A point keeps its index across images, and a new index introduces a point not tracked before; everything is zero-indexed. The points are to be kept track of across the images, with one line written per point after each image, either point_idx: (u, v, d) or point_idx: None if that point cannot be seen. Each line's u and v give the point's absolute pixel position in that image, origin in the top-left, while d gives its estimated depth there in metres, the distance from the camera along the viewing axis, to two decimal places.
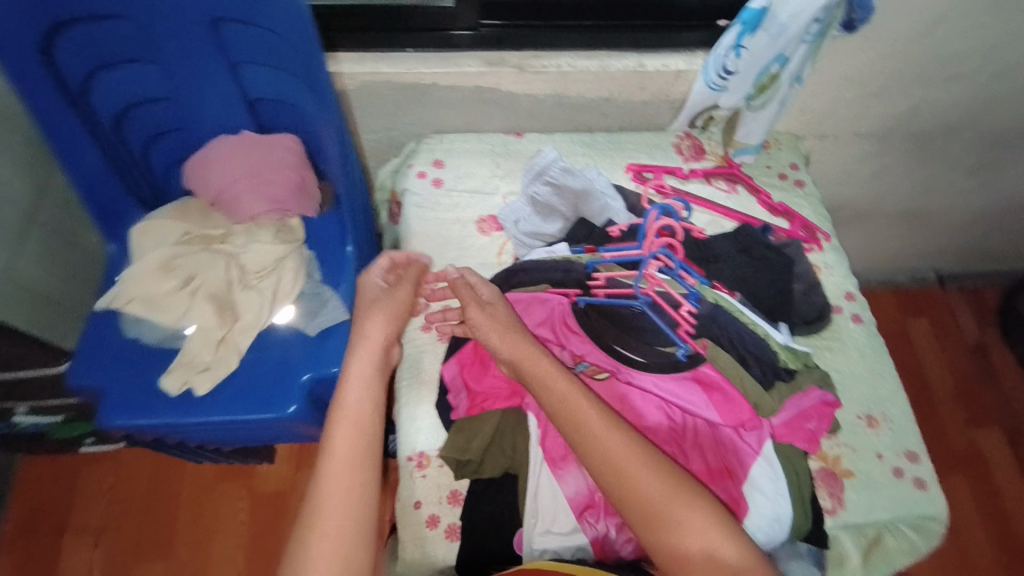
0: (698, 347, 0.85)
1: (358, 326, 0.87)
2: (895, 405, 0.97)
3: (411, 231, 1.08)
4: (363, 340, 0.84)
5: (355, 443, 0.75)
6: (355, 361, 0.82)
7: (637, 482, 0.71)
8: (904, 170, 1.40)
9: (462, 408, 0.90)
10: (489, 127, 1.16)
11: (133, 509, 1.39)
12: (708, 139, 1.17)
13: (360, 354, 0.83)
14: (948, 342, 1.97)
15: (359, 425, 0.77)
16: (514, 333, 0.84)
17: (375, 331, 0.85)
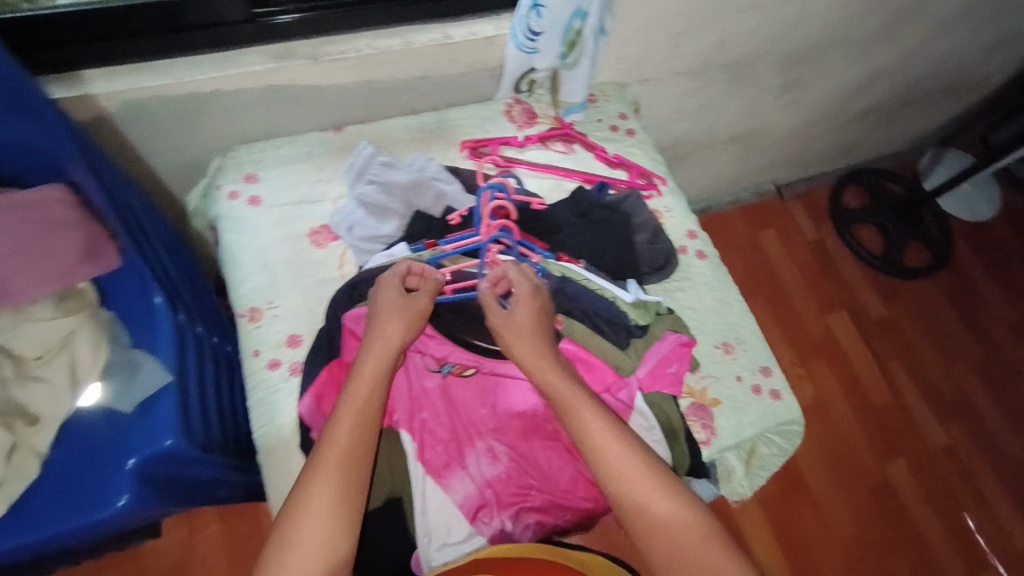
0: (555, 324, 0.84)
1: (373, 324, 0.80)
2: (745, 327, 1.04)
3: (236, 261, 0.96)
4: (379, 339, 0.79)
5: (351, 456, 0.72)
6: (367, 365, 0.78)
7: (609, 442, 0.74)
8: (724, 100, 1.49)
9: None
10: (302, 127, 1.05)
11: None
12: (537, 103, 1.14)
13: (372, 358, 0.78)
14: (793, 244, 2.19)
15: (356, 437, 0.73)
16: (540, 341, 0.79)
17: (397, 331, 0.79)
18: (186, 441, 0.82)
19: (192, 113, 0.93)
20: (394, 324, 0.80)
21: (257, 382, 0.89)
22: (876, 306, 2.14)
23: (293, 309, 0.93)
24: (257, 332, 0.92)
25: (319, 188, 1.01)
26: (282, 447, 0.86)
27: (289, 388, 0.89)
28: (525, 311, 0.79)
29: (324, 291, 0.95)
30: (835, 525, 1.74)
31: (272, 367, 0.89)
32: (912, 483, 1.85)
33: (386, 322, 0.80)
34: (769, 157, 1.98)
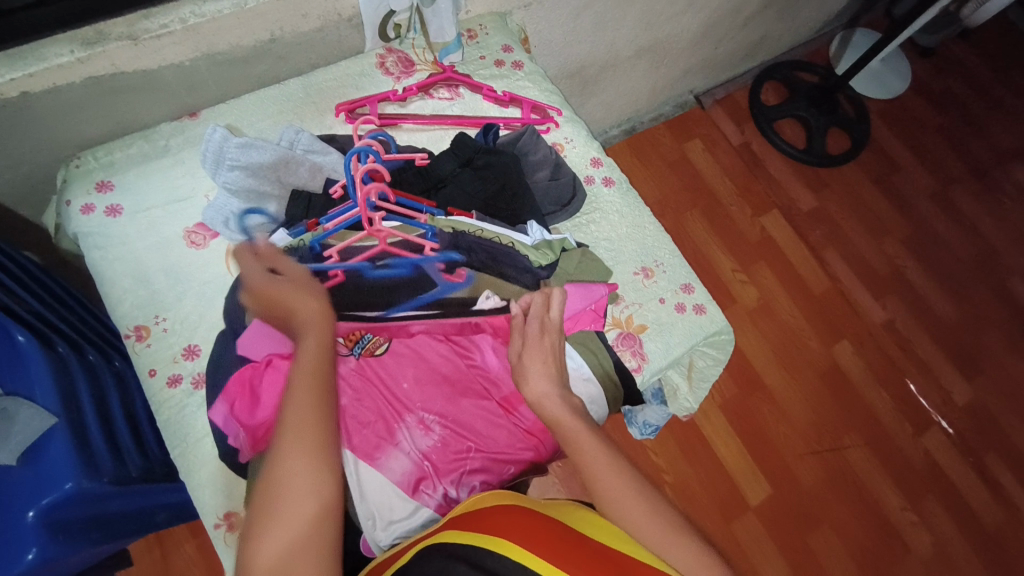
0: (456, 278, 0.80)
1: (283, 309, 0.70)
2: (661, 249, 1.02)
3: (105, 279, 0.86)
4: (299, 318, 0.69)
5: (319, 429, 0.62)
6: (303, 343, 0.67)
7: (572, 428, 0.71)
8: (616, 13, 1.43)
9: (246, 448, 0.75)
10: (150, 118, 0.94)
11: None
12: (412, 48, 1.07)
13: (306, 336, 0.68)
14: (720, 151, 2.18)
15: (317, 409, 0.63)
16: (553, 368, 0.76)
17: (311, 304, 0.70)
18: (92, 478, 0.74)
19: (7, 123, 0.81)
20: (310, 296, 0.70)
21: (160, 405, 0.81)
22: (806, 200, 2.18)
23: (182, 319, 0.85)
24: (146, 352, 0.83)
25: (182, 182, 0.91)
26: (201, 463, 0.80)
27: (196, 402, 0.82)
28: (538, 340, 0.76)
29: (215, 293, 0.87)
30: (791, 414, 1.83)
31: (173, 385, 0.82)
32: (857, 361, 1.95)
33: (299, 297, 0.70)
34: (679, 66, 1.94)
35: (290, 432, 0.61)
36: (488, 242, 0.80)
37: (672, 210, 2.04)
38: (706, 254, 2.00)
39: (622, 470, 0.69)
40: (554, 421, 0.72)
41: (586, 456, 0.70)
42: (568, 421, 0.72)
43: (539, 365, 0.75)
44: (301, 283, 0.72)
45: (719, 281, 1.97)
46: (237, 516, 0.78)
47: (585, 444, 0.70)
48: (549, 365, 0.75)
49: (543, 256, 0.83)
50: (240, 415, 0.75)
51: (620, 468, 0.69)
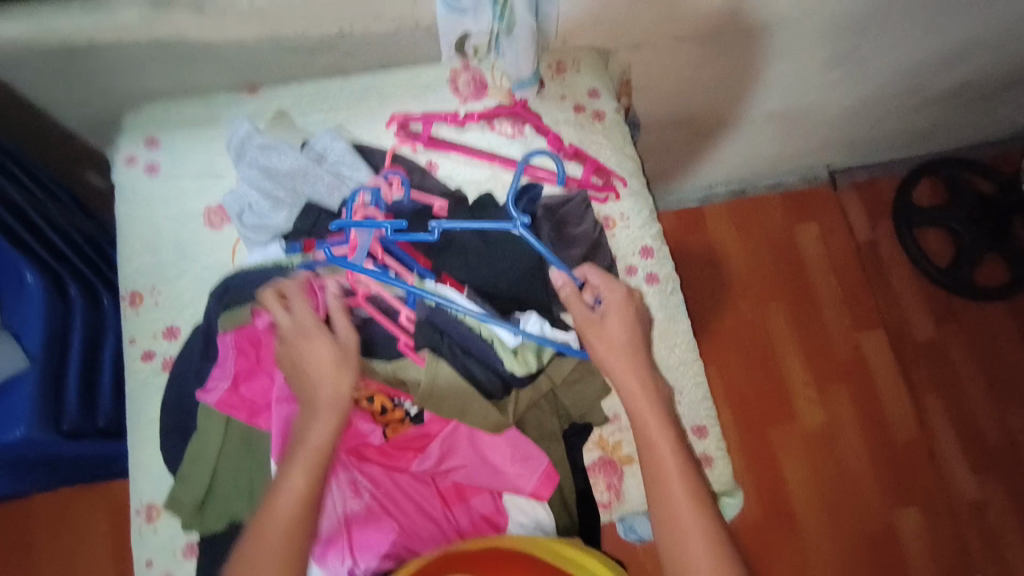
0: (417, 358, 0.71)
1: (316, 373, 0.68)
2: (686, 373, 0.87)
3: (122, 235, 0.88)
4: (325, 396, 0.67)
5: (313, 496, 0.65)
6: (318, 426, 0.67)
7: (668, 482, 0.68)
8: (750, 72, 1.23)
9: (217, 393, 0.74)
10: (212, 87, 0.94)
11: None
12: (491, 69, 0.96)
13: (324, 415, 0.67)
14: (837, 245, 1.88)
15: (312, 491, 0.65)
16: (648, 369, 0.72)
17: (338, 383, 0.68)
18: (42, 431, 0.80)
19: (75, 66, 0.84)
20: (338, 373, 0.68)
21: (129, 374, 0.83)
22: (924, 328, 1.84)
23: (174, 297, 0.85)
24: (134, 321, 0.84)
25: (218, 157, 0.91)
26: (144, 445, 0.81)
27: (159, 384, 0.82)
28: (620, 326, 0.73)
29: (212, 279, 0.86)
30: (812, 568, 1.60)
31: (144, 360, 0.83)
32: (918, 534, 1.64)
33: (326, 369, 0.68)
34: (819, 138, 1.67)
35: (287, 501, 0.64)
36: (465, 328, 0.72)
37: (755, 293, 1.81)
38: (777, 356, 1.76)
39: (709, 533, 0.66)
40: (655, 461, 0.69)
41: (673, 505, 0.67)
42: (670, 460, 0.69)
43: (619, 310, 0.73)
44: (343, 353, 0.69)
45: (782, 390, 1.74)
46: (156, 509, 0.79)
47: (677, 502, 0.68)
48: (634, 330, 0.73)
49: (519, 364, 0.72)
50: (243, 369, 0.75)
51: (706, 534, 0.66)
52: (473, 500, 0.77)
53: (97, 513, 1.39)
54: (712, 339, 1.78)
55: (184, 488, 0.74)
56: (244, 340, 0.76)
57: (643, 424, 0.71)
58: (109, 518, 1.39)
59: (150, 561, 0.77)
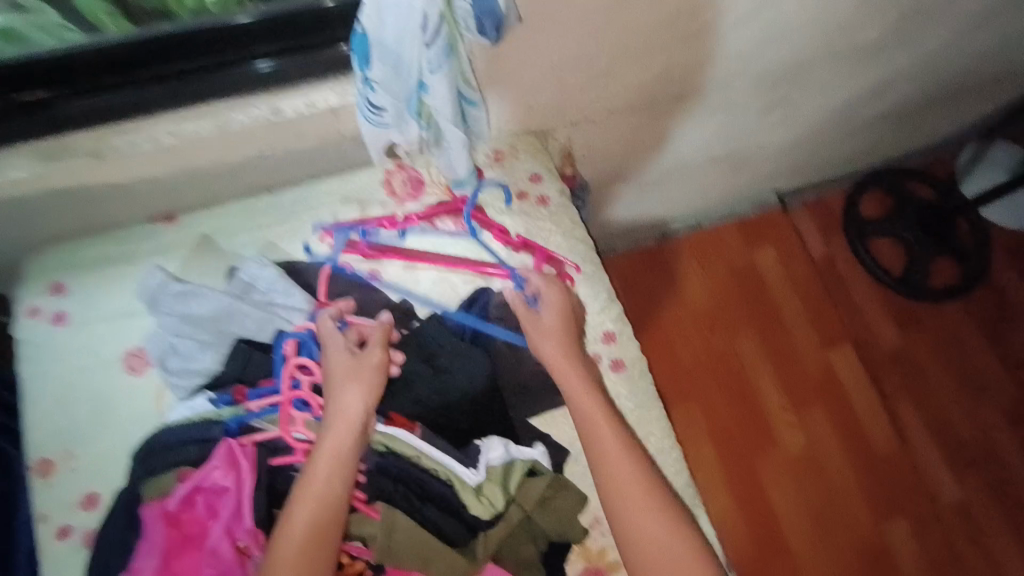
0: (370, 511, 0.66)
1: (331, 385, 0.67)
2: (664, 463, 0.83)
3: (29, 394, 0.81)
4: (335, 408, 0.66)
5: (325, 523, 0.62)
6: (325, 445, 0.65)
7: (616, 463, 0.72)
8: (688, 128, 1.23)
9: None
10: (130, 216, 0.90)
11: None
12: (426, 167, 0.95)
13: (335, 431, 0.65)
14: (794, 264, 1.91)
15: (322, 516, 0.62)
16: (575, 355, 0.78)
17: (355, 406, 0.67)
18: None
19: None
20: (362, 393, 0.67)
21: (43, 556, 0.75)
22: (890, 338, 1.87)
23: (92, 459, 0.78)
24: (47, 494, 0.77)
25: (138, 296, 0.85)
26: None
27: (83, 558, 0.74)
28: (555, 316, 0.80)
29: (137, 432, 0.79)
30: None
31: (60, 538, 0.75)
32: (914, 549, 1.63)
33: (346, 387, 0.67)
34: (763, 169, 1.70)
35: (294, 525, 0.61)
36: (422, 472, 0.67)
37: (722, 323, 1.82)
38: (753, 383, 1.76)
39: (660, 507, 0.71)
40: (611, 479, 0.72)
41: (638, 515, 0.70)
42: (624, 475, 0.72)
43: (554, 325, 0.79)
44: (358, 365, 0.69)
45: (762, 419, 1.73)
46: None
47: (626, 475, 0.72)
48: (565, 319, 0.80)
49: (482, 506, 0.67)
50: (170, 549, 0.66)
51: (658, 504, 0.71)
52: None
53: None
54: (688, 374, 1.76)
55: None
56: (173, 514, 0.68)
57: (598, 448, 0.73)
58: None
59: None
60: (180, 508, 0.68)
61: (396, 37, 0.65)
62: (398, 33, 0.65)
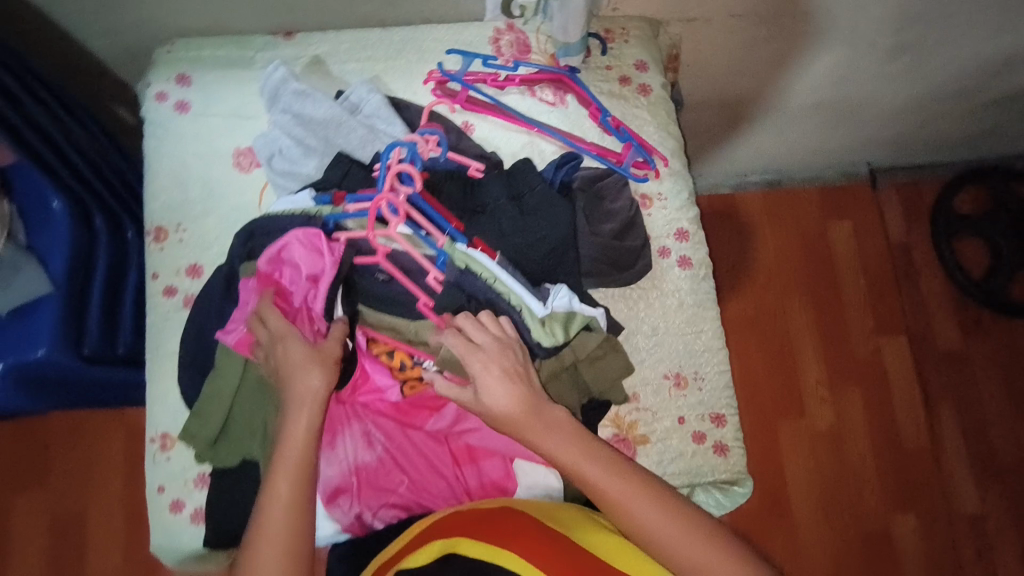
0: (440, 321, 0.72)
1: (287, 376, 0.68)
2: (709, 360, 0.86)
3: (148, 170, 0.88)
4: (296, 392, 0.67)
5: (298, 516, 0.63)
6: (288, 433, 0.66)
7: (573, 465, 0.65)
8: (804, 55, 1.16)
9: (234, 337, 0.74)
10: (249, 28, 0.93)
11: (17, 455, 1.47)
12: (535, 32, 0.94)
13: (297, 414, 0.66)
14: (868, 244, 1.83)
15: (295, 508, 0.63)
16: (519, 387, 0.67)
17: (312, 383, 0.67)
18: (64, 352, 0.81)
19: None
20: (303, 410, 0.66)
21: (151, 308, 0.84)
22: (949, 338, 1.81)
23: (201, 237, 0.85)
24: (160, 256, 0.85)
25: (251, 98, 0.89)
26: (161, 379, 0.82)
27: (179, 320, 0.83)
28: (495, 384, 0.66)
29: (237, 221, 0.86)
30: (807, 559, 1.61)
31: (167, 295, 0.84)
32: (915, 540, 1.64)
33: (292, 403, 0.67)
34: (864, 133, 1.60)
35: (269, 518, 0.62)
36: (495, 295, 0.71)
37: (778, 286, 1.78)
38: (795, 351, 1.74)
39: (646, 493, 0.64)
40: (638, 530, 0.63)
41: (680, 556, 0.61)
42: (643, 508, 0.63)
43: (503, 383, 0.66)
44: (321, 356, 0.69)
45: (795, 388, 1.72)
46: (170, 440, 0.80)
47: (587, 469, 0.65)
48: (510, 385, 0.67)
49: (541, 335, 0.71)
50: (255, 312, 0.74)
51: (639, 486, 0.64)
52: (485, 462, 0.78)
53: (114, 433, 1.49)
54: (731, 329, 1.75)
55: (200, 423, 0.75)
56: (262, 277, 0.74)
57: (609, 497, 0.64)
58: (124, 443, 1.47)
59: (162, 487, 0.79)
60: (269, 269, 0.74)
61: None
62: None
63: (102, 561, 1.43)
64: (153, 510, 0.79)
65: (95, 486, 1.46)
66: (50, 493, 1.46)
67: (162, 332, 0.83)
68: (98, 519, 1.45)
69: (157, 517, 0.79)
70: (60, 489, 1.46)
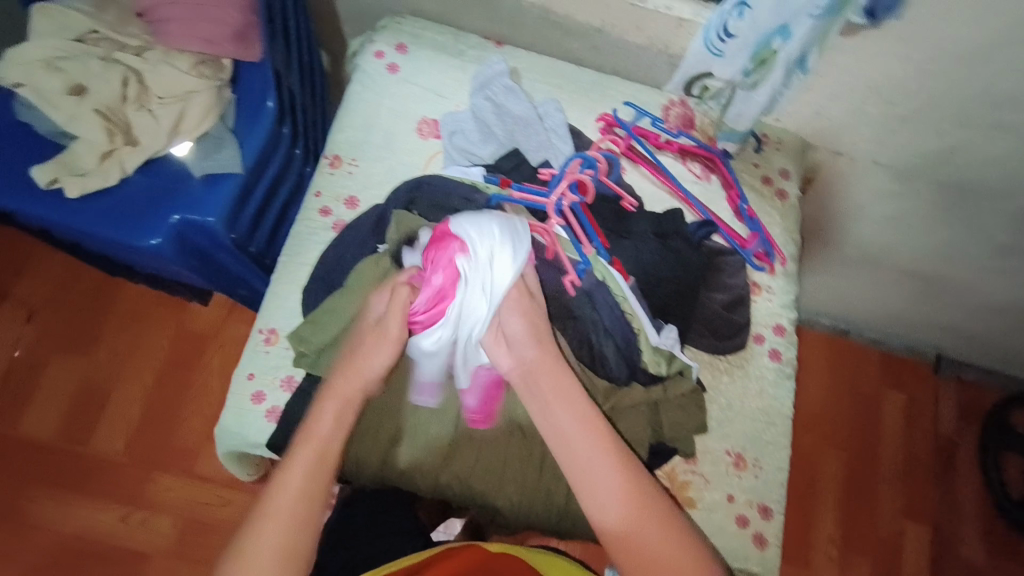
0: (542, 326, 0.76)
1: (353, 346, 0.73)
2: (772, 453, 0.87)
3: (345, 108, 0.99)
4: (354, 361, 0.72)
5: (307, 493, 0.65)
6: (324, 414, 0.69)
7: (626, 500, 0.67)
8: (923, 222, 1.23)
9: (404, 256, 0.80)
10: (468, 27, 1.05)
11: (70, 314, 1.52)
12: (702, 113, 1.03)
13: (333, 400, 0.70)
14: (916, 425, 1.81)
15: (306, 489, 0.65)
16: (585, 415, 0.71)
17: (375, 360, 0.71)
18: (225, 226, 0.86)
19: None
20: (342, 397, 0.70)
21: (302, 219, 0.91)
22: (971, 548, 1.74)
23: (367, 177, 0.94)
24: (326, 179, 0.94)
25: (451, 81, 1.00)
26: (288, 282, 0.87)
27: (321, 238, 0.90)
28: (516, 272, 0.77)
29: (403, 176, 0.95)
30: None
31: (321, 213, 0.91)
32: None
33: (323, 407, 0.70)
34: (946, 318, 1.64)
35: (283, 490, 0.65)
36: (620, 314, 0.77)
37: (819, 431, 1.77)
38: (816, 502, 1.70)
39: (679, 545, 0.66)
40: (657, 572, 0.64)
41: None
42: (656, 543, 0.65)
43: (565, 406, 0.71)
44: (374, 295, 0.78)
45: (805, 536, 1.67)
46: (276, 336, 0.84)
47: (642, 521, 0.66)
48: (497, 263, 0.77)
49: (652, 364, 0.77)
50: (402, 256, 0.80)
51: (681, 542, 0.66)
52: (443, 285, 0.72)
53: (165, 328, 1.53)
54: None
55: (314, 329, 0.80)
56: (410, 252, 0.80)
57: (630, 541, 0.65)
58: (170, 338, 1.52)
59: (252, 375, 0.82)
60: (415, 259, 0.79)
61: None
62: None
63: (101, 446, 1.42)
64: (234, 394, 0.82)
65: (127, 367, 1.49)
66: (85, 360, 1.49)
67: (302, 241, 0.89)
68: (118, 401, 1.46)
69: (235, 401, 0.81)
70: (95, 356, 1.49)
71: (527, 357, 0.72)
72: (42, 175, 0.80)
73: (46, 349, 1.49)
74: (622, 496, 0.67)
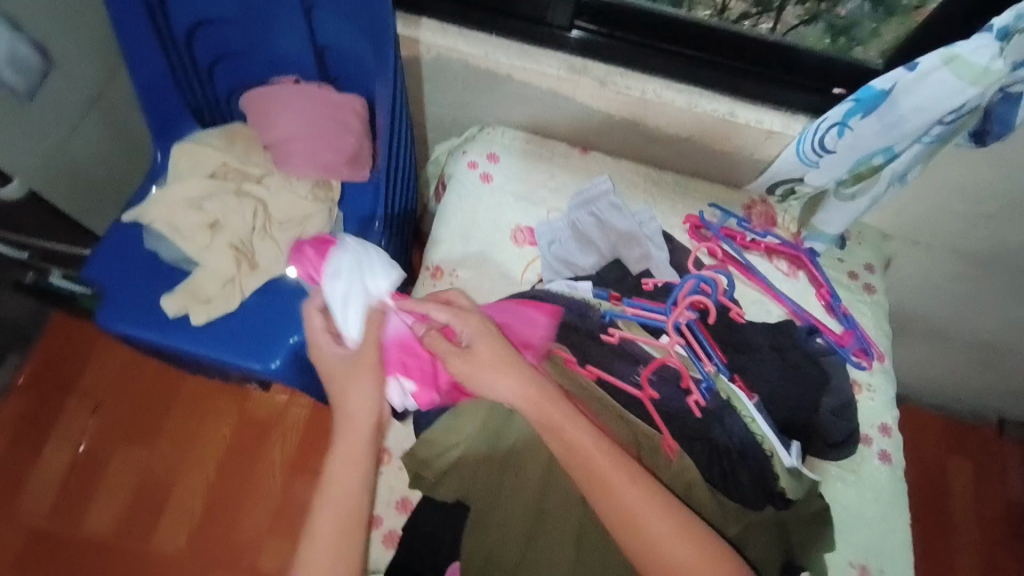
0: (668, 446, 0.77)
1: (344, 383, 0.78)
2: (895, 562, 0.86)
3: (442, 218, 1.02)
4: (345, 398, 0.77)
5: (340, 527, 0.70)
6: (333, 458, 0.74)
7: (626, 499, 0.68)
8: (997, 302, 1.24)
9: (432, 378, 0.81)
10: (553, 134, 1.10)
11: (132, 404, 1.52)
12: (784, 212, 1.05)
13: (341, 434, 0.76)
14: (987, 493, 1.77)
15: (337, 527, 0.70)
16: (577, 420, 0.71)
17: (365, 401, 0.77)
18: None
19: (476, 82, 1.02)
20: (349, 432, 0.76)
21: None
22: None
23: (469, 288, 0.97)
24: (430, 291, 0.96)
25: (543, 189, 1.04)
26: None
27: None
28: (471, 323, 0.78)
29: (504, 286, 0.97)
30: None
31: None
32: None
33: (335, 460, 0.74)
34: (1011, 385, 1.62)
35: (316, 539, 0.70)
36: (749, 433, 0.79)
37: None
38: None
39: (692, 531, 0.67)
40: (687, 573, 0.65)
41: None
42: (668, 535, 0.67)
43: (576, 424, 0.71)
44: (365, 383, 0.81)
45: None
46: (389, 457, 0.88)
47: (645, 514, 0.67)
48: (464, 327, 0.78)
49: (785, 484, 0.78)
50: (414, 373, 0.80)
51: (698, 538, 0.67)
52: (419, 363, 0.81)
53: (228, 415, 1.53)
54: None
55: (431, 449, 0.83)
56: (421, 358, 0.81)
57: (637, 531, 0.67)
58: (232, 426, 1.52)
59: None
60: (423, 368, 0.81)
61: (914, 107, 0.74)
62: (919, 106, 0.73)
63: (166, 541, 1.41)
64: None
65: (191, 457, 1.48)
66: (149, 452, 1.48)
67: None
68: (182, 494, 1.45)
69: None
70: (158, 447, 1.49)
71: (549, 417, 0.72)
72: (173, 305, 0.87)
73: (107, 441, 1.48)
74: (639, 507, 0.67)
